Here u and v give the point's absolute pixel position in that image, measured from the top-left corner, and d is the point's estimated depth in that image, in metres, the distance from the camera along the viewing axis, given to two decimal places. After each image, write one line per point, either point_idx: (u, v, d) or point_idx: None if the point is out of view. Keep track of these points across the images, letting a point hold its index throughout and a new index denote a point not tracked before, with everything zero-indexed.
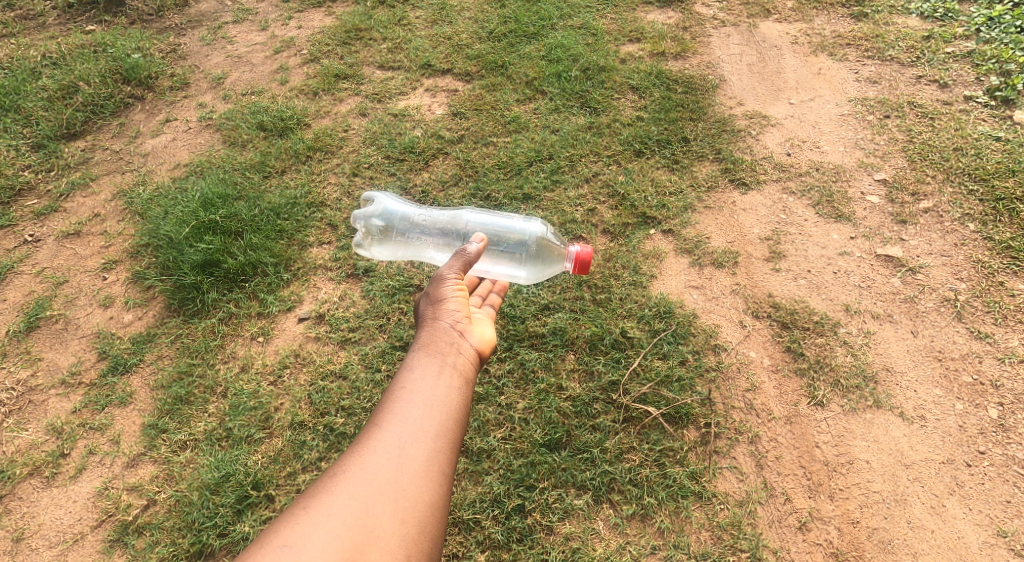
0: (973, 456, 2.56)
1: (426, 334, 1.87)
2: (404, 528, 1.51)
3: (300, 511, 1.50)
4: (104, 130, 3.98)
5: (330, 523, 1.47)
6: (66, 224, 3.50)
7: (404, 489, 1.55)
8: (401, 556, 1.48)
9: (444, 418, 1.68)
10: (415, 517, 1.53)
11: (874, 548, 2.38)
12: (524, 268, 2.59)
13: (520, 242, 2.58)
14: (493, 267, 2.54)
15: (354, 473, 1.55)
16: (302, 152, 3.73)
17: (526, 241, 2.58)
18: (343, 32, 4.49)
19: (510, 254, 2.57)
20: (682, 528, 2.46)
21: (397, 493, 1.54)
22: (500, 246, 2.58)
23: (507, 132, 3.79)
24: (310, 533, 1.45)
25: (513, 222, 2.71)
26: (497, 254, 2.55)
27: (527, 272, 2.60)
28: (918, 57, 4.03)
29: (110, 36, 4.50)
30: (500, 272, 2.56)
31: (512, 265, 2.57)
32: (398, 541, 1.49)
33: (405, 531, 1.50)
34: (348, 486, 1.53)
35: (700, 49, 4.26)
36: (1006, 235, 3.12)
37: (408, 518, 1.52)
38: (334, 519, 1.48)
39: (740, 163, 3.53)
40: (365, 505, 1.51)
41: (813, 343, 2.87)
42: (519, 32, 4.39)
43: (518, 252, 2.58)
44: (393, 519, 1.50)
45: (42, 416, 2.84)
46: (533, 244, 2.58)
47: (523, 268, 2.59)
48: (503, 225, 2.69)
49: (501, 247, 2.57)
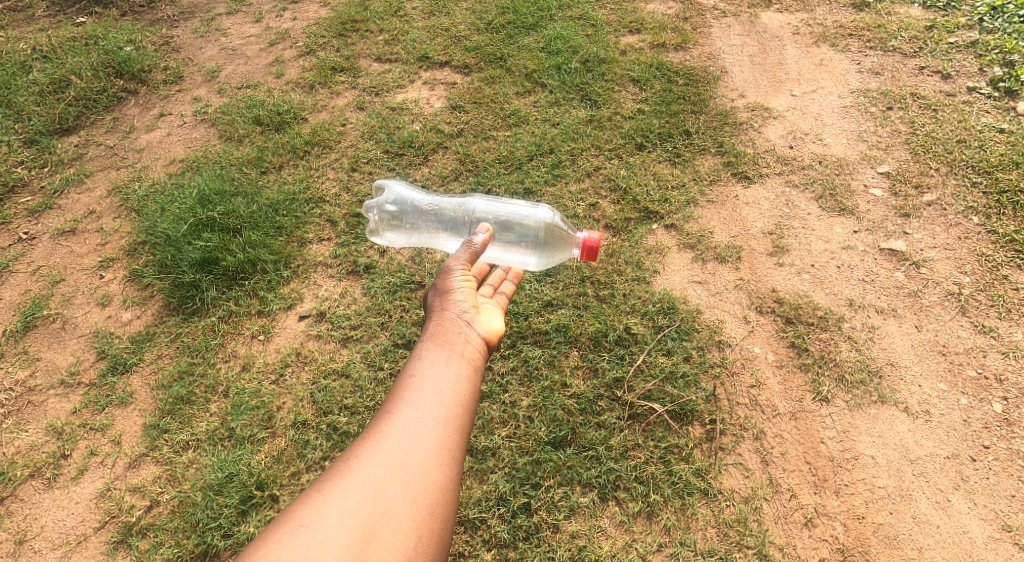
0: (978, 451, 2.57)
1: (435, 324, 1.85)
2: (416, 511, 1.49)
3: (314, 494, 1.49)
4: (97, 125, 3.92)
5: (343, 505, 1.46)
6: (61, 222, 3.46)
7: (415, 472, 1.53)
8: (414, 538, 1.46)
9: (454, 404, 1.66)
10: (426, 500, 1.51)
11: (879, 544, 2.40)
12: (535, 255, 2.55)
13: (531, 229, 2.57)
14: (505, 255, 2.52)
15: (366, 456, 1.54)
16: (300, 147, 3.68)
17: (536, 228, 2.57)
18: (339, 24, 4.43)
19: (521, 241, 2.54)
20: (688, 525, 2.46)
21: (409, 476, 1.52)
22: (510, 235, 2.56)
23: (507, 125, 3.75)
24: (324, 514, 1.44)
25: (523, 211, 2.70)
26: (509, 243, 2.53)
27: (538, 259, 2.57)
28: (921, 47, 4.00)
29: (101, 28, 4.42)
30: (513, 260, 2.54)
31: (525, 253, 2.54)
32: (410, 523, 1.47)
33: (417, 513, 1.49)
34: (361, 470, 1.52)
35: (701, 40, 4.22)
36: (1010, 229, 3.12)
37: (419, 500, 1.50)
38: (347, 502, 1.46)
39: (742, 156, 3.51)
40: (377, 488, 1.49)
41: (817, 338, 2.86)
42: (518, 23, 4.34)
43: (529, 239, 2.55)
44: (405, 502, 1.49)
45: (42, 417, 2.81)
46: (543, 231, 2.55)
47: (533, 255, 2.55)
48: (514, 213, 2.68)
49: (512, 236, 2.55)
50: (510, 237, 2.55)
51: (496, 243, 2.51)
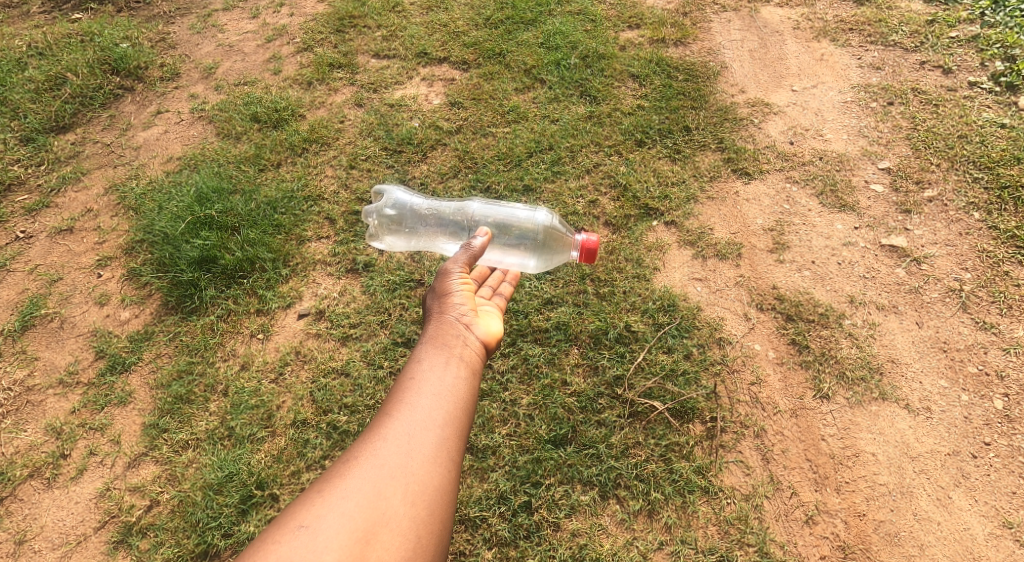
0: (979, 448, 2.57)
1: (434, 327, 1.84)
2: (415, 512, 1.48)
3: (314, 495, 1.48)
4: (94, 122, 3.90)
5: (343, 506, 1.45)
6: (59, 220, 3.44)
7: (415, 474, 1.52)
8: (412, 539, 1.46)
9: (453, 406, 1.65)
10: (425, 501, 1.50)
11: (879, 541, 2.39)
12: (534, 258, 2.56)
13: (529, 230, 2.55)
14: (504, 257, 2.51)
15: (365, 457, 1.53)
16: (298, 144, 3.66)
17: (535, 230, 2.55)
18: (337, 19, 4.40)
19: (520, 244, 2.53)
20: (688, 523, 2.46)
21: (408, 477, 1.51)
22: (506, 236, 2.54)
23: (506, 122, 3.73)
24: (325, 515, 1.43)
25: (520, 212, 2.68)
26: (507, 245, 2.52)
27: (537, 261, 2.57)
28: (922, 42, 3.97)
29: (97, 25, 4.39)
30: (512, 262, 2.53)
31: (523, 255, 2.54)
32: (409, 524, 1.47)
33: (416, 514, 1.48)
34: (361, 471, 1.51)
35: (701, 35, 4.20)
36: (1011, 224, 3.11)
37: (418, 501, 1.50)
38: (347, 503, 1.45)
39: (742, 152, 3.50)
40: (377, 489, 1.48)
41: (818, 335, 2.86)
42: (516, 19, 4.32)
43: (528, 241, 2.54)
44: (404, 503, 1.48)
45: (41, 417, 2.80)
46: (541, 232, 2.54)
47: (532, 257, 2.56)
48: (512, 214, 2.67)
49: (510, 237, 2.54)
50: (506, 239, 2.54)
51: (495, 246, 2.51)
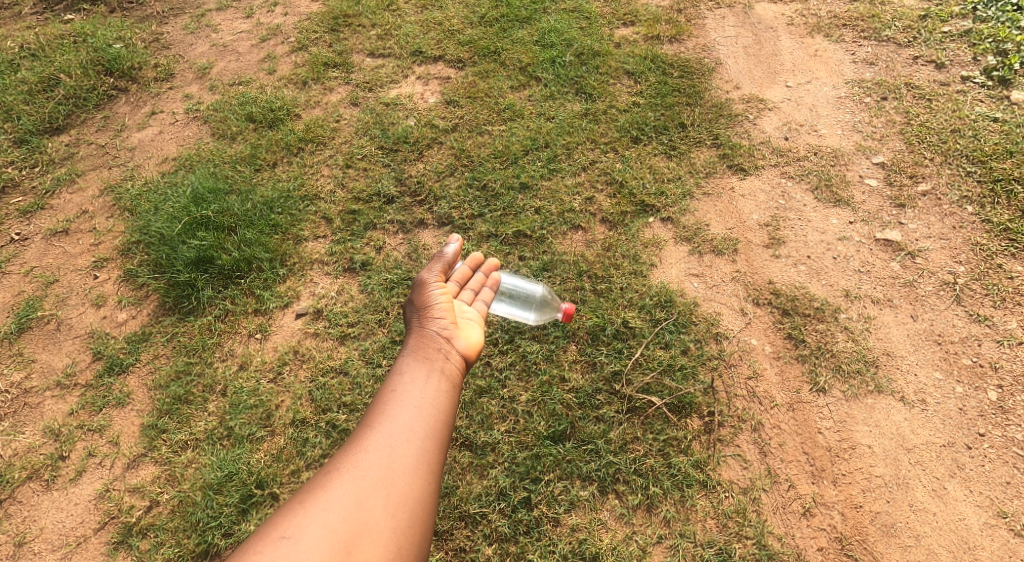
0: (973, 439, 2.59)
1: (414, 339, 1.87)
2: (395, 521, 1.54)
3: (298, 505, 1.53)
4: (88, 124, 3.89)
5: (324, 518, 1.50)
6: (54, 222, 3.43)
7: (395, 485, 1.58)
8: (391, 549, 1.52)
9: (431, 417, 1.70)
10: (404, 512, 1.56)
11: (877, 532, 2.42)
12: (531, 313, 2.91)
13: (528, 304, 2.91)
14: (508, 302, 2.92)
15: (348, 470, 1.58)
16: (294, 143, 3.66)
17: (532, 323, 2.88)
18: (331, 19, 4.40)
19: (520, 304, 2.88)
20: (688, 516, 2.48)
21: (388, 489, 1.56)
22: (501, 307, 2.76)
23: (502, 119, 3.74)
24: (307, 526, 1.49)
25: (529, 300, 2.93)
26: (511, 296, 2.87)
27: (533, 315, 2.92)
28: (915, 37, 4.00)
29: (90, 25, 4.37)
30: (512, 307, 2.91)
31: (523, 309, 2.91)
32: (389, 534, 1.52)
33: (396, 524, 1.54)
34: (344, 483, 1.56)
35: (695, 31, 4.22)
36: (1004, 217, 3.14)
37: (397, 513, 1.55)
38: (328, 514, 1.51)
39: (738, 148, 3.52)
40: (358, 500, 1.54)
41: (813, 329, 2.88)
42: (511, 16, 4.32)
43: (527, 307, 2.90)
44: (384, 514, 1.54)
45: (39, 419, 2.80)
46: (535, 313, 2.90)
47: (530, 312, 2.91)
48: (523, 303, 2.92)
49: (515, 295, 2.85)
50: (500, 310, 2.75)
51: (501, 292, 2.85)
